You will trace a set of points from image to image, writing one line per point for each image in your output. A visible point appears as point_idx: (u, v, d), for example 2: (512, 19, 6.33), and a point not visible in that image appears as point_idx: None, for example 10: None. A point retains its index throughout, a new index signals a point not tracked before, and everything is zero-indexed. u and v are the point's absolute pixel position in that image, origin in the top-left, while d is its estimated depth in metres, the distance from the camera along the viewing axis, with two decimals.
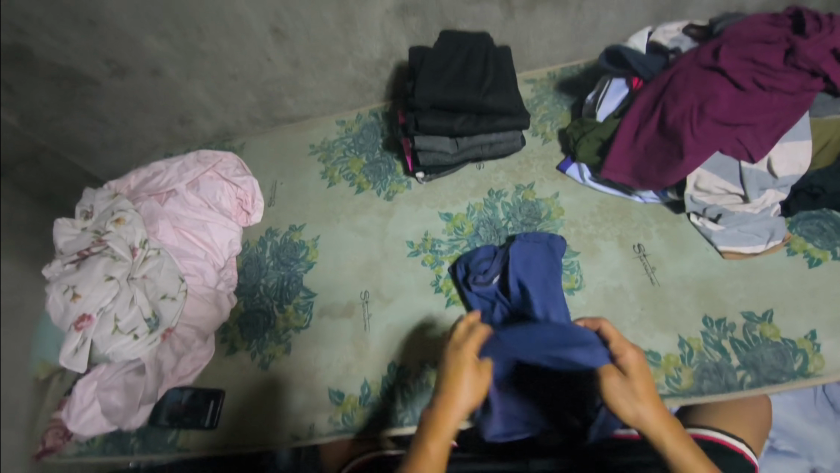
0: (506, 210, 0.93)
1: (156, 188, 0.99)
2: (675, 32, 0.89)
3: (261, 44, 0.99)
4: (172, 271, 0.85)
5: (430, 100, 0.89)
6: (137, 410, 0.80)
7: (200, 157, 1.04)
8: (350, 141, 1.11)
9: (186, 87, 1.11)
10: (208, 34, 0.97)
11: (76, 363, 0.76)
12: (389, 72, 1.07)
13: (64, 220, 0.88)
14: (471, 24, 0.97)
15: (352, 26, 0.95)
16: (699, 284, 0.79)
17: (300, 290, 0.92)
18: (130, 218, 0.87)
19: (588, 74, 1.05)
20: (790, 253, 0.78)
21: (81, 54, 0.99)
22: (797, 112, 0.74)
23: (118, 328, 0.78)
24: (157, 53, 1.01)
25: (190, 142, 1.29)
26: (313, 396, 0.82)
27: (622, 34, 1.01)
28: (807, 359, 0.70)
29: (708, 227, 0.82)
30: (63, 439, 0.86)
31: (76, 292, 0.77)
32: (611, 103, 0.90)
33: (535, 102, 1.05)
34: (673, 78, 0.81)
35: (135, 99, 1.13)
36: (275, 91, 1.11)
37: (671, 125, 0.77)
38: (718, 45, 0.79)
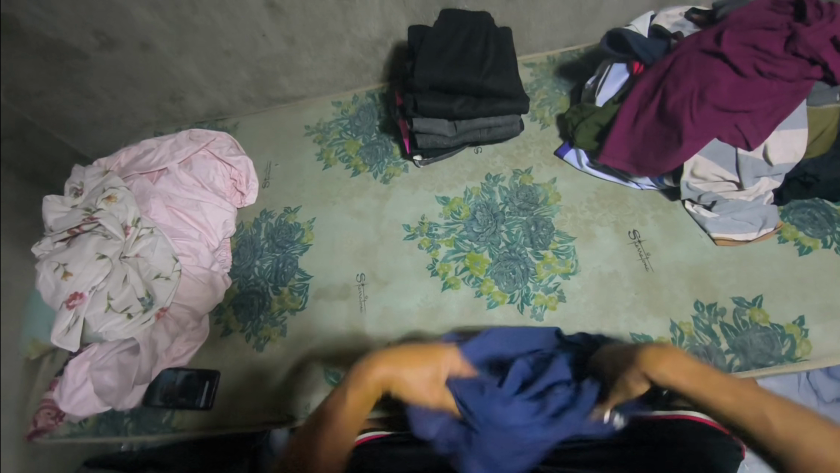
0: (504, 195, 0.93)
1: (147, 166, 0.96)
2: (677, 17, 0.89)
3: (255, 18, 0.96)
4: (166, 251, 0.84)
5: (429, 81, 0.88)
6: (131, 390, 0.79)
7: (192, 135, 1.01)
8: (346, 123, 1.09)
9: (177, 63, 1.07)
10: (201, 8, 0.94)
11: (68, 341, 0.75)
12: (387, 53, 1.05)
13: (53, 198, 0.85)
14: (472, 3, 0.95)
15: (351, 2, 0.93)
16: (692, 270, 0.80)
17: (295, 272, 0.91)
18: (121, 195, 0.85)
19: (587, 59, 1.04)
20: (781, 240, 0.80)
21: (68, 24, 0.95)
22: (796, 100, 0.74)
23: (111, 306, 0.77)
24: (147, 26, 0.97)
25: (181, 120, 1.26)
26: (309, 378, 0.82)
27: (624, 19, 1.00)
28: (795, 344, 0.72)
29: (702, 214, 0.83)
30: (55, 419, 0.85)
31: (67, 271, 0.76)
32: (612, 87, 0.89)
33: (534, 87, 1.04)
34: (674, 63, 0.81)
35: (123, 73, 1.09)
36: (270, 69, 1.09)
37: (671, 111, 0.77)
38: (720, 31, 0.79)
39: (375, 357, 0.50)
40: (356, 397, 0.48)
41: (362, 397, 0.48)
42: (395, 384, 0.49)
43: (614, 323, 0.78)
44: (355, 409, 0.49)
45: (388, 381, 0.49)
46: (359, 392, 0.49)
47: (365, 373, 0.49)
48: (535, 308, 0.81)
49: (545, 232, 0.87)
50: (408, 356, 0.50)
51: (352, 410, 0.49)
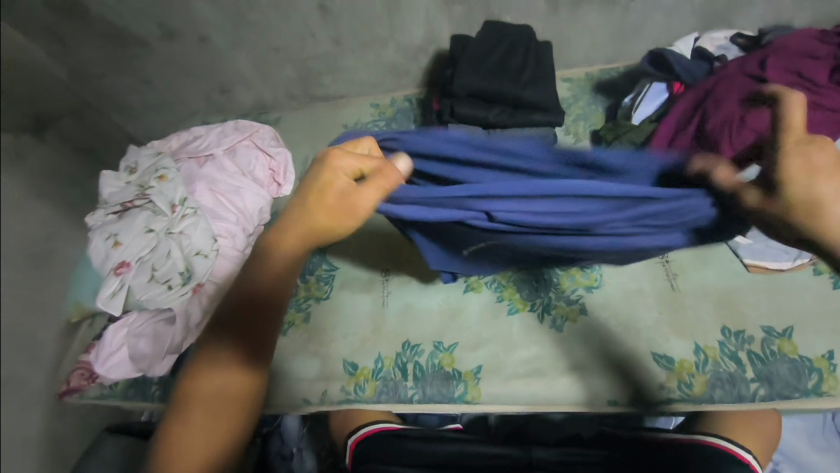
0: None
1: (195, 150, 1.02)
2: (721, 40, 0.89)
3: (306, 19, 1.01)
4: (207, 230, 0.88)
5: (467, 89, 0.90)
6: (162, 358, 0.83)
7: (238, 126, 1.07)
8: (383, 124, 1.13)
9: (230, 57, 1.13)
10: (258, 7, 0.99)
11: (112, 305, 0.82)
12: (428, 59, 1.08)
13: (110, 173, 0.94)
14: (515, 16, 0.97)
15: (397, 8, 0.97)
16: (721, 294, 0.79)
17: (322, 262, 0.94)
18: (172, 176, 0.92)
19: (627, 78, 1.04)
20: (816, 272, 0.78)
21: (135, 14, 1.03)
22: (838, 131, 0.73)
23: (154, 278, 0.85)
24: (206, 21, 1.04)
25: (227, 112, 1.32)
26: (328, 366, 0.84)
27: (666, 40, 1.01)
28: (822, 378, 0.70)
29: (736, 239, 0.82)
30: (87, 381, 0.87)
31: (117, 241, 0.85)
32: (649, 106, 0.90)
33: (570, 101, 1.05)
34: (715, 85, 0.81)
35: (179, 63, 1.16)
36: (315, 68, 1.14)
37: (709, 133, 0.76)
38: (763, 57, 0.79)
39: (296, 209, 0.53)
40: (278, 259, 0.54)
41: (276, 267, 0.54)
42: (312, 223, 0.52)
43: (635, 341, 0.78)
44: (281, 274, 0.55)
45: (309, 236, 0.53)
46: (284, 247, 0.54)
47: (304, 210, 0.52)
48: (555, 319, 0.81)
49: None
50: (317, 189, 0.51)
51: (260, 285, 0.54)
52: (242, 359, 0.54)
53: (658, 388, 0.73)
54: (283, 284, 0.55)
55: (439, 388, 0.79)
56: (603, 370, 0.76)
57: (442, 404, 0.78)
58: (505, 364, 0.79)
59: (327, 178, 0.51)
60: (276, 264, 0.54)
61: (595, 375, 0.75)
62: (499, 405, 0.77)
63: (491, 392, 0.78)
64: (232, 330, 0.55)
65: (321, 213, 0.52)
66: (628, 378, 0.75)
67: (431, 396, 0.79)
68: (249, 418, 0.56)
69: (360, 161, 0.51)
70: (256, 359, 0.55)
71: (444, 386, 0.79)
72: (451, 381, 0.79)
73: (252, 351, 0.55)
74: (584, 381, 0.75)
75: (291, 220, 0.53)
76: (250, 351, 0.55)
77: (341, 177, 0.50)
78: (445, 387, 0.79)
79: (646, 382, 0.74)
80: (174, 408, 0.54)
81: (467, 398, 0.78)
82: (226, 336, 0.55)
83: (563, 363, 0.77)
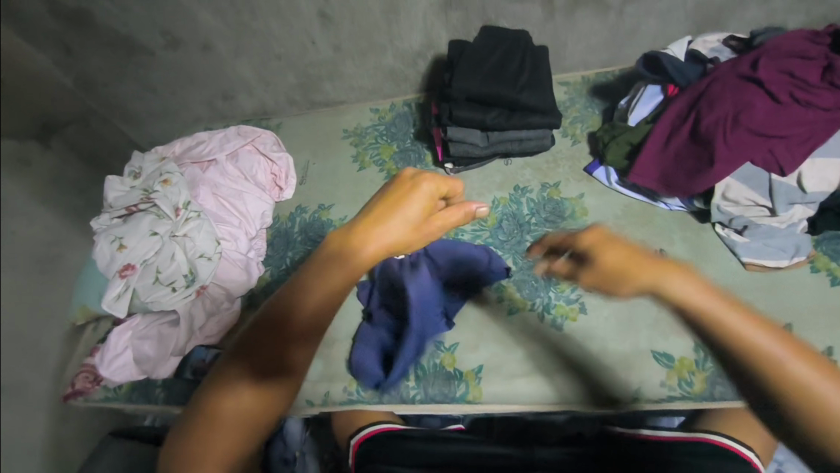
0: (531, 206, 0.95)
1: (199, 156, 1.04)
2: (714, 43, 0.90)
3: (307, 26, 1.03)
4: (210, 233, 0.89)
5: (466, 93, 0.92)
6: (166, 360, 0.85)
7: (240, 131, 1.09)
8: (382, 129, 1.14)
9: (232, 65, 1.15)
10: (260, 15, 1.01)
11: (118, 307, 0.84)
12: (427, 64, 1.10)
13: (114, 178, 0.95)
14: (512, 22, 0.99)
15: (396, 15, 0.98)
16: (719, 293, 0.80)
17: None
18: (175, 180, 0.93)
19: (622, 81, 1.06)
20: (813, 270, 0.79)
21: (140, 23, 1.05)
22: (832, 129, 0.75)
23: (158, 279, 0.85)
24: (209, 29, 1.06)
25: (229, 118, 1.34)
26: (331, 367, 0.85)
27: (661, 43, 1.02)
28: None
29: (733, 238, 0.82)
30: (92, 384, 0.88)
31: (122, 244, 0.86)
32: (645, 108, 0.91)
33: (567, 104, 1.06)
34: (709, 86, 0.82)
35: (183, 70, 1.18)
36: (315, 74, 1.15)
37: (704, 133, 0.79)
38: (755, 57, 0.80)
39: (377, 219, 0.49)
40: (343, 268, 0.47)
41: (331, 281, 0.46)
42: (386, 237, 0.49)
43: (634, 340, 0.78)
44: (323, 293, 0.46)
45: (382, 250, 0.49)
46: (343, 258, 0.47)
47: (376, 218, 0.50)
48: (555, 319, 0.82)
49: None
50: (396, 199, 0.50)
51: (304, 310, 0.45)
52: (256, 377, 0.43)
53: (659, 386, 0.74)
54: (325, 313, 0.46)
55: (442, 387, 0.80)
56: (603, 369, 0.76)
57: (444, 404, 0.79)
58: (506, 364, 0.80)
59: (405, 193, 0.51)
60: (336, 275, 0.46)
61: (595, 374, 0.77)
62: (499, 405, 0.77)
63: (492, 391, 0.78)
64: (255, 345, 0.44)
65: (401, 227, 0.50)
66: (629, 375, 0.76)
67: (433, 396, 0.80)
68: (259, 441, 0.45)
69: (434, 186, 0.52)
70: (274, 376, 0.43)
71: (448, 385, 0.80)
72: (453, 380, 0.80)
73: (270, 370, 0.43)
74: (583, 380, 0.76)
75: (364, 233, 0.49)
76: (264, 374, 0.43)
77: (417, 204, 0.50)
78: (447, 387, 0.80)
79: (645, 380, 0.75)
80: (187, 422, 0.43)
81: (469, 397, 0.79)
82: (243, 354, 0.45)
83: (564, 362, 0.78)
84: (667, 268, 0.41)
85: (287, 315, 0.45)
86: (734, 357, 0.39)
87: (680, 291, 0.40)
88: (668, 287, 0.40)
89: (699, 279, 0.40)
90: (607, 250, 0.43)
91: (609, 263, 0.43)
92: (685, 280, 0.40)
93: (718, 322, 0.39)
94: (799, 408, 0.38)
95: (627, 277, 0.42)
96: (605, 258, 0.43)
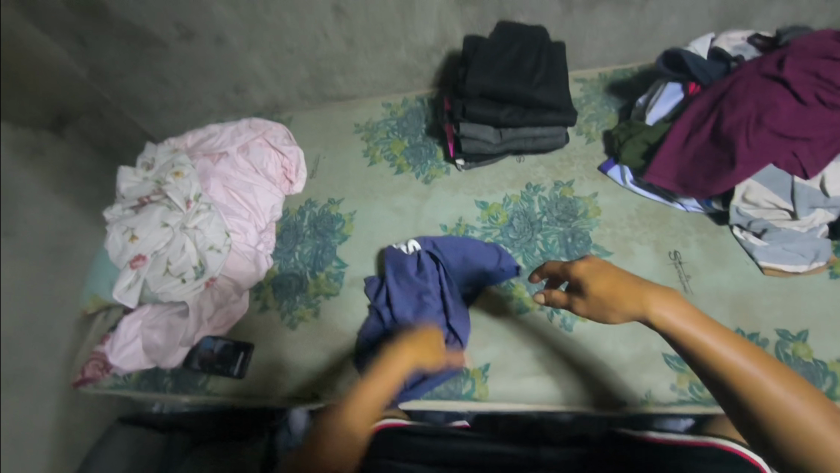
0: (543, 205, 0.93)
1: (210, 148, 1.04)
2: (738, 41, 0.88)
3: (320, 20, 1.02)
4: (220, 225, 0.89)
5: (480, 89, 0.90)
6: (175, 351, 0.84)
7: (251, 124, 1.09)
8: (394, 124, 1.13)
9: (245, 58, 1.15)
10: (274, 8, 1.01)
11: (128, 297, 0.84)
12: (440, 60, 1.08)
13: (128, 168, 0.95)
14: (528, 17, 0.97)
15: (411, 9, 0.97)
16: (734, 297, 0.78)
17: (333, 260, 0.95)
18: (187, 172, 0.93)
19: (640, 79, 1.04)
20: (833, 275, 0.77)
21: (155, 15, 1.05)
22: None
23: (168, 271, 0.85)
24: (223, 22, 1.06)
25: (241, 111, 1.34)
26: (337, 362, 0.84)
27: (681, 41, 1.00)
28: (837, 383, 0.69)
29: (751, 241, 0.81)
30: (102, 371, 0.89)
31: (134, 234, 0.86)
32: (664, 106, 0.89)
33: (582, 102, 1.04)
34: (731, 86, 0.80)
35: (196, 63, 1.18)
36: (328, 68, 1.15)
37: (724, 134, 0.77)
38: (781, 56, 0.78)
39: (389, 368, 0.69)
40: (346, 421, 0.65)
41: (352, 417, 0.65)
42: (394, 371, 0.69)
43: (646, 342, 0.77)
44: None
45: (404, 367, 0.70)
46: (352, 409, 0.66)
47: (387, 363, 0.69)
48: (565, 319, 0.81)
49: (582, 244, 0.87)
50: None
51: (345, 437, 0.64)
52: None
53: (669, 390, 0.72)
54: None
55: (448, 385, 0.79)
56: (613, 371, 0.75)
57: (450, 401, 0.78)
58: (513, 363, 0.79)
59: None
60: None
61: (603, 375, 0.75)
62: (508, 404, 0.76)
63: (499, 390, 0.77)
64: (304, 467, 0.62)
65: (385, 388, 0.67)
66: (639, 378, 0.74)
67: (438, 392, 0.79)
68: None
69: None
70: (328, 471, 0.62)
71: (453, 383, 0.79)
72: (459, 378, 0.80)
73: None
74: (591, 381, 0.75)
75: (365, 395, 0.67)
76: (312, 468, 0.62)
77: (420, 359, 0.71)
78: (453, 384, 0.80)
79: (655, 383, 0.73)
80: None
81: (475, 395, 0.78)
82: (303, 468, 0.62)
83: (573, 364, 0.77)
84: (658, 292, 0.43)
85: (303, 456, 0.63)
86: (728, 390, 0.42)
87: (666, 316, 0.42)
88: (653, 312, 0.42)
89: (686, 304, 0.42)
90: (600, 279, 0.46)
91: (598, 289, 0.46)
92: (674, 304, 0.42)
93: (733, 367, 0.41)
94: (788, 435, 0.39)
95: (616, 302, 0.44)
96: (593, 285, 0.47)
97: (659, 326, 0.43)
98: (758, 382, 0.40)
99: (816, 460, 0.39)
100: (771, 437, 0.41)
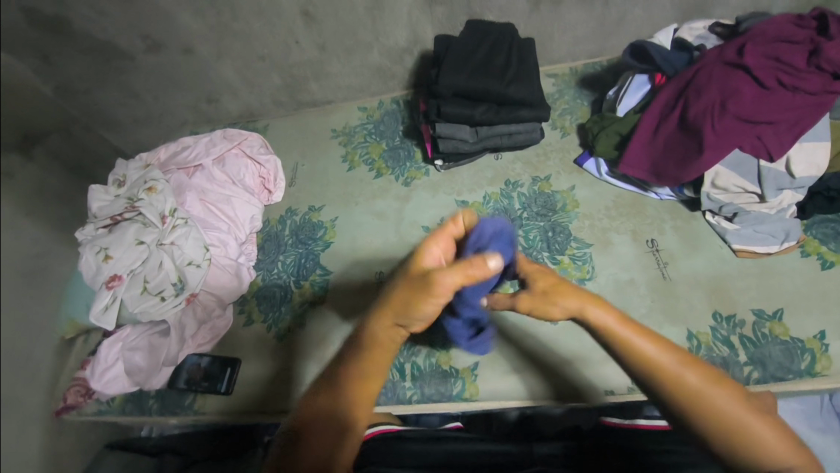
0: (522, 201, 0.94)
1: (184, 162, 1.02)
2: (700, 30, 0.90)
3: (290, 26, 1.01)
4: (198, 240, 0.88)
5: (453, 88, 0.91)
6: (159, 371, 0.84)
7: (226, 134, 1.07)
8: (371, 127, 1.13)
9: (216, 67, 1.14)
10: (242, 16, 0.99)
11: (106, 320, 0.82)
12: (413, 61, 1.09)
13: (98, 187, 0.93)
14: (497, 15, 0.98)
15: (380, 12, 0.97)
16: (711, 281, 0.80)
17: (316, 268, 0.94)
18: (161, 187, 0.91)
19: (610, 71, 1.06)
20: (804, 254, 0.79)
21: (118, 28, 1.03)
22: (818, 113, 0.75)
23: (147, 289, 0.84)
24: (191, 32, 1.04)
25: (215, 121, 1.33)
26: None
27: (647, 32, 1.02)
28: (814, 359, 0.71)
29: (724, 225, 0.83)
30: (84, 397, 0.87)
31: (108, 255, 0.84)
32: (633, 98, 0.91)
33: (555, 97, 1.05)
34: (696, 75, 0.82)
35: (165, 75, 1.16)
36: (301, 75, 1.14)
37: (692, 122, 0.79)
38: (742, 43, 0.80)
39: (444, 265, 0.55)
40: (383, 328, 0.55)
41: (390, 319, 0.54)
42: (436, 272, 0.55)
43: None
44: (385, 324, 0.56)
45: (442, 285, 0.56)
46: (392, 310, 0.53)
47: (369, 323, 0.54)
48: None
49: (562, 237, 0.88)
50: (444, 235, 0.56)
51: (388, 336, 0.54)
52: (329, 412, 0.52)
53: None
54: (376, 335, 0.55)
55: (438, 386, 0.80)
56: (598, 362, 0.76)
57: (440, 403, 0.79)
58: (501, 360, 0.80)
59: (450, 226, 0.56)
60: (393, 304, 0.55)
61: (587, 368, 0.76)
62: (497, 401, 0.78)
63: (489, 388, 0.78)
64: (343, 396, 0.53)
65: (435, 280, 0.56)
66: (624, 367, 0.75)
67: (430, 395, 0.80)
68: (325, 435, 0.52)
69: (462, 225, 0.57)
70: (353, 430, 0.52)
71: (443, 383, 0.80)
72: (449, 379, 0.80)
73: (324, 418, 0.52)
74: (577, 375, 0.76)
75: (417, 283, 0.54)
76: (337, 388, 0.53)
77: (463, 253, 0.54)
78: (443, 385, 0.80)
79: None
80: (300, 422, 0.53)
81: (466, 395, 0.78)
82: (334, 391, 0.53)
83: (561, 357, 0.77)
84: (592, 298, 0.51)
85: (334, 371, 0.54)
86: (654, 385, 0.49)
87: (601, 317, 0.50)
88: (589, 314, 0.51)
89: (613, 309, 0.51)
90: (545, 280, 0.53)
91: (543, 287, 0.52)
92: (605, 308, 0.51)
93: (655, 363, 0.49)
94: (707, 418, 0.47)
95: (559, 302, 0.51)
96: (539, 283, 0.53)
97: (590, 325, 0.51)
98: (678, 374, 0.48)
99: (730, 438, 0.47)
100: (694, 424, 0.48)
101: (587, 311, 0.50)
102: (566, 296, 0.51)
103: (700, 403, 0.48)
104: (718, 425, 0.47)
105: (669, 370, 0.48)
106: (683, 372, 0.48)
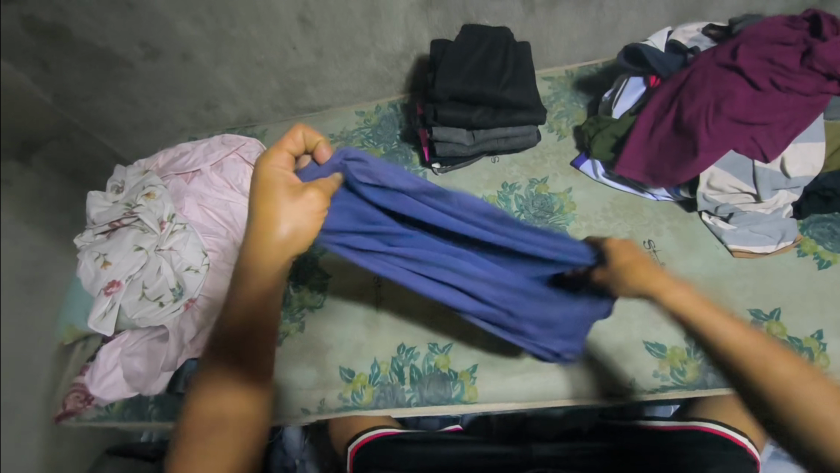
0: (519, 203, 0.95)
1: (183, 168, 1.02)
2: (694, 32, 0.91)
3: (287, 32, 1.02)
4: (197, 245, 0.88)
5: (449, 92, 0.91)
6: (157, 376, 0.83)
7: (224, 140, 1.06)
8: (368, 132, 1.14)
9: (215, 74, 1.14)
10: (240, 23, 1.00)
11: (103, 327, 0.83)
12: (410, 65, 1.09)
13: (97, 193, 0.94)
14: (493, 19, 0.99)
15: (377, 17, 0.98)
16: (708, 281, 0.80)
17: (314, 271, 0.94)
18: (159, 193, 0.92)
19: (606, 74, 1.06)
20: (801, 254, 0.80)
21: (117, 35, 1.03)
22: (812, 114, 0.76)
23: (145, 295, 0.84)
24: (189, 39, 1.05)
25: (214, 127, 1.33)
26: (325, 374, 0.84)
27: (642, 35, 1.03)
28: (812, 358, 0.71)
29: (720, 225, 0.83)
30: (83, 403, 0.87)
31: (107, 260, 0.85)
32: (628, 100, 0.92)
33: (552, 99, 1.06)
34: (690, 77, 0.82)
35: (164, 81, 1.17)
36: (298, 80, 1.15)
37: (686, 123, 0.79)
38: (735, 45, 0.81)
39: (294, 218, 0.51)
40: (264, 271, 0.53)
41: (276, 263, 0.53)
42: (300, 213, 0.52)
43: (627, 331, 0.78)
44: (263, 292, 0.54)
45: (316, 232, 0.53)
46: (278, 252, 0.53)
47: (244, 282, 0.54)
48: None
49: None
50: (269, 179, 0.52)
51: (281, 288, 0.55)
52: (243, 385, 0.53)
53: (652, 376, 0.74)
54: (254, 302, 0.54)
55: (437, 390, 0.79)
56: (597, 363, 0.76)
57: (440, 406, 0.79)
58: (500, 362, 0.80)
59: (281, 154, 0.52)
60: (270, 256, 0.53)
61: (586, 369, 0.76)
62: (497, 403, 0.78)
63: (488, 391, 0.78)
64: (248, 347, 0.54)
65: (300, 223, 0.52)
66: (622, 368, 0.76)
67: (429, 398, 0.79)
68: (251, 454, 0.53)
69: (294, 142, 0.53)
70: (262, 382, 0.54)
71: (442, 387, 0.80)
72: (448, 382, 0.80)
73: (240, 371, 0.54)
74: (576, 376, 0.75)
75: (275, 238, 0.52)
76: (243, 340, 0.54)
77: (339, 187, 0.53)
78: (442, 388, 0.79)
79: (638, 370, 0.75)
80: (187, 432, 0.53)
81: (465, 397, 0.79)
82: (239, 342, 0.54)
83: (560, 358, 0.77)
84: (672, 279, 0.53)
85: (237, 322, 0.54)
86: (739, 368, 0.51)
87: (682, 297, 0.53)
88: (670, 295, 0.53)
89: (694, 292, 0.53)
90: (625, 254, 0.54)
91: (622, 263, 0.53)
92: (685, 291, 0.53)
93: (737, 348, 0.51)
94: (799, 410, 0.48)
95: (640, 281, 0.53)
96: (622, 259, 0.54)
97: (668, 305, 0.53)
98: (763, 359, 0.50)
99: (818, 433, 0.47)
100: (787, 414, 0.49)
101: (670, 293, 0.52)
102: (643, 273, 0.53)
103: (788, 392, 0.49)
104: (809, 419, 0.48)
105: (755, 357, 0.50)
106: (772, 361, 0.50)
